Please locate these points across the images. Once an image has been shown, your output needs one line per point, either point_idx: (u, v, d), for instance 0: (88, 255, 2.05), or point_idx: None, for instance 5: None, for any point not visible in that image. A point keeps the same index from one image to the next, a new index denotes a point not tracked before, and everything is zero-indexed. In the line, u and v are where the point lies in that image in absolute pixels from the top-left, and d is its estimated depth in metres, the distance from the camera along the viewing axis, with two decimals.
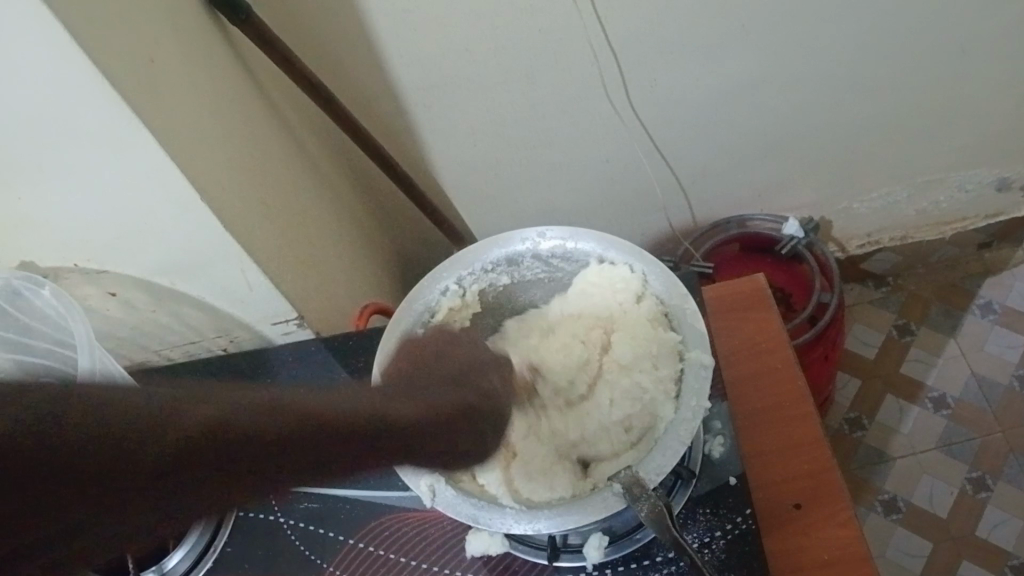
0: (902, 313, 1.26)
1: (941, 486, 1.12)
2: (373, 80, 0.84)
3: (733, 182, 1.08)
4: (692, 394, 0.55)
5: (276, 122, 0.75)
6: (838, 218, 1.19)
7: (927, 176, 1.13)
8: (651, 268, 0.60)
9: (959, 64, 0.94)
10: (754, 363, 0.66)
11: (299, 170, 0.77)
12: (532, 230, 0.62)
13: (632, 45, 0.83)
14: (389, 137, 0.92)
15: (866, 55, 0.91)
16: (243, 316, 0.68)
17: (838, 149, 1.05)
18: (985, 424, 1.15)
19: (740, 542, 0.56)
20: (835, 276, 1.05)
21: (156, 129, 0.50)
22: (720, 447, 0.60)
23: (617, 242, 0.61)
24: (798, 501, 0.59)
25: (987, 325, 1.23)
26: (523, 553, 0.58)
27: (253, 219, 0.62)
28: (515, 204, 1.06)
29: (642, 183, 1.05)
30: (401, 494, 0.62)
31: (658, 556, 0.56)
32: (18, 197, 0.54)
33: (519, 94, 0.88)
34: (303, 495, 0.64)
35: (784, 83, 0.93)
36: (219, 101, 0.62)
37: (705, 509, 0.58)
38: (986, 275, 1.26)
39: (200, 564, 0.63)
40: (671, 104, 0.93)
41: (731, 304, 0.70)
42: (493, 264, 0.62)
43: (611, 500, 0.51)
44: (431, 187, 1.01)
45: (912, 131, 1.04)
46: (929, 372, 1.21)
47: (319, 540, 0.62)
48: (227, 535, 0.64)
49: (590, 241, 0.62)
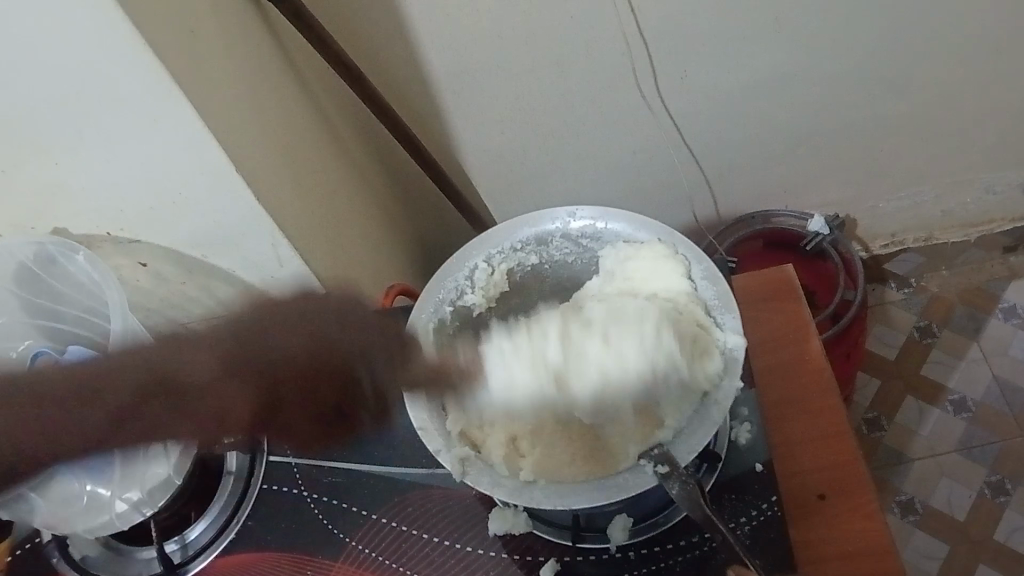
0: (925, 314, 1.25)
1: (961, 489, 1.12)
2: (404, 64, 0.84)
3: (759, 176, 1.08)
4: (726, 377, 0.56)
5: (308, 101, 0.76)
6: (863, 216, 1.19)
7: (954, 177, 1.12)
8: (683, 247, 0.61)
9: (993, 64, 0.94)
10: (780, 354, 0.66)
11: (328, 148, 0.78)
12: (563, 210, 0.64)
13: (662, 35, 0.83)
14: (418, 122, 0.92)
15: (899, 52, 0.90)
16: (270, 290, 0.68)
17: (868, 147, 1.05)
18: (1007, 428, 1.14)
19: (766, 527, 0.57)
20: (860, 273, 1.05)
21: (194, 101, 0.50)
22: (746, 434, 0.61)
23: (647, 223, 0.62)
24: (823, 491, 0.59)
25: (1011, 329, 1.22)
26: (546, 533, 0.58)
27: (286, 195, 0.63)
28: (540, 191, 1.06)
29: (668, 175, 1.05)
30: (425, 472, 0.63)
31: (682, 541, 0.56)
32: (54, 162, 0.54)
33: (549, 81, 0.87)
34: (328, 470, 0.64)
35: (816, 78, 0.92)
36: (256, 76, 0.63)
37: (731, 494, 0.59)
38: (1012, 279, 1.25)
39: (222, 536, 0.62)
40: (701, 96, 0.92)
41: (758, 295, 0.70)
42: (523, 243, 0.64)
43: (638, 480, 0.53)
44: (457, 174, 1.01)
45: (943, 131, 1.03)
46: (950, 374, 1.20)
47: (341, 514, 0.62)
48: (250, 509, 0.64)
49: (620, 222, 0.63)
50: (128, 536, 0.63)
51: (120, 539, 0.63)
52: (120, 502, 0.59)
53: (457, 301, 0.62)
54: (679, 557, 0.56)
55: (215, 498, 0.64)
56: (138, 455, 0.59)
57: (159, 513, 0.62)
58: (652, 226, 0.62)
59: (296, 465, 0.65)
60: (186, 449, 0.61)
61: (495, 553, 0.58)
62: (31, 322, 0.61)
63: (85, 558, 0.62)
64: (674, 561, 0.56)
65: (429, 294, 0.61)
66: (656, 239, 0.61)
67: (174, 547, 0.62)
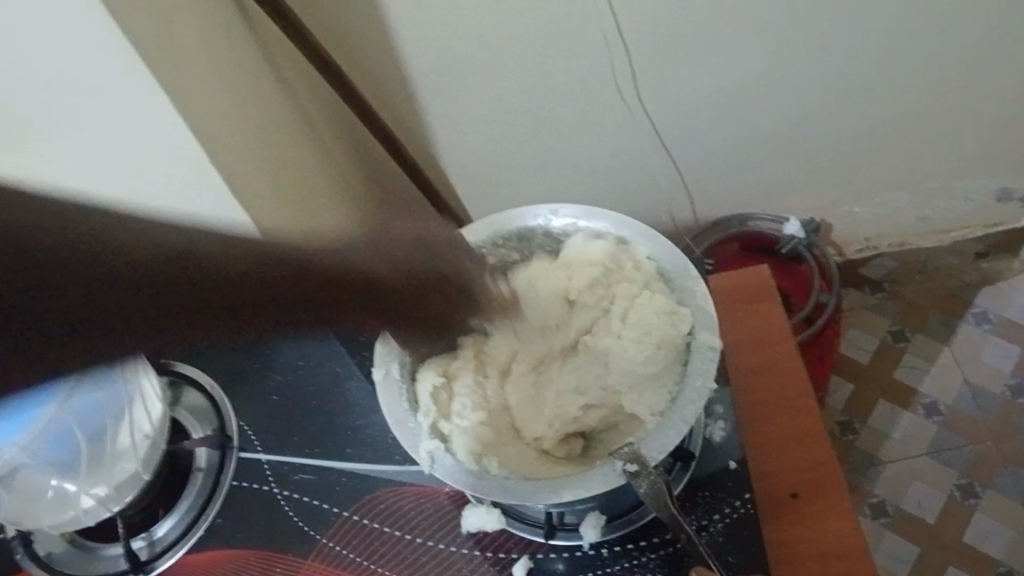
0: (899, 319, 1.26)
1: (932, 492, 1.13)
2: (383, 60, 0.83)
3: (737, 180, 1.08)
4: (699, 374, 0.54)
5: (284, 94, 0.75)
6: (840, 221, 1.19)
7: (928, 184, 1.13)
8: (660, 250, 0.60)
9: (967, 71, 0.95)
10: (756, 354, 0.66)
11: (306, 144, 0.77)
12: (546, 207, 0.62)
13: (644, 36, 0.83)
14: (397, 119, 0.92)
15: (874, 58, 0.91)
16: None
17: (843, 152, 1.05)
18: (977, 432, 1.16)
19: (739, 525, 0.57)
20: (835, 278, 1.06)
21: (168, 86, 0.50)
22: (721, 431, 0.62)
23: (627, 224, 0.61)
24: (797, 490, 0.59)
25: (983, 335, 1.23)
26: (519, 530, 0.58)
27: (261, 187, 0.62)
28: (519, 192, 1.05)
29: (646, 177, 1.05)
30: (399, 468, 0.63)
31: (655, 537, 0.57)
32: None
33: (527, 81, 0.87)
34: (300, 467, 0.64)
35: (792, 82, 0.93)
36: (232, 64, 0.62)
37: (704, 491, 0.59)
38: (982, 286, 1.27)
39: (189, 535, 0.62)
40: (680, 97, 0.92)
41: (735, 295, 0.70)
42: (505, 239, 0.62)
43: (604, 478, 0.51)
44: (436, 173, 1.01)
45: (917, 138, 1.04)
46: (923, 379, 1.21)
47: (313, 511, 0.62)
48: (218, 507, 0.63)
49: (605, 221, 0.62)
50: (93, 532, 0.63)
51: (86, 536, 0.62)
52: (86, 497, 0.60)
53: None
54: (652, 555, 0.56)
55: (184, 494, 0.63)
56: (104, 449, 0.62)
57: (125, 509, 0.62)
58: (631, 227, 0.61)
59: (266, 462, 0.65)
60: (153, 446, 0.62)
61: (467, 551, 0.58)
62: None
63: (50, 554, 0.62)
64: (648, 558, 0.56)
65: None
66: (636, 241, 0.61)
67: (141, 544, 0.61)
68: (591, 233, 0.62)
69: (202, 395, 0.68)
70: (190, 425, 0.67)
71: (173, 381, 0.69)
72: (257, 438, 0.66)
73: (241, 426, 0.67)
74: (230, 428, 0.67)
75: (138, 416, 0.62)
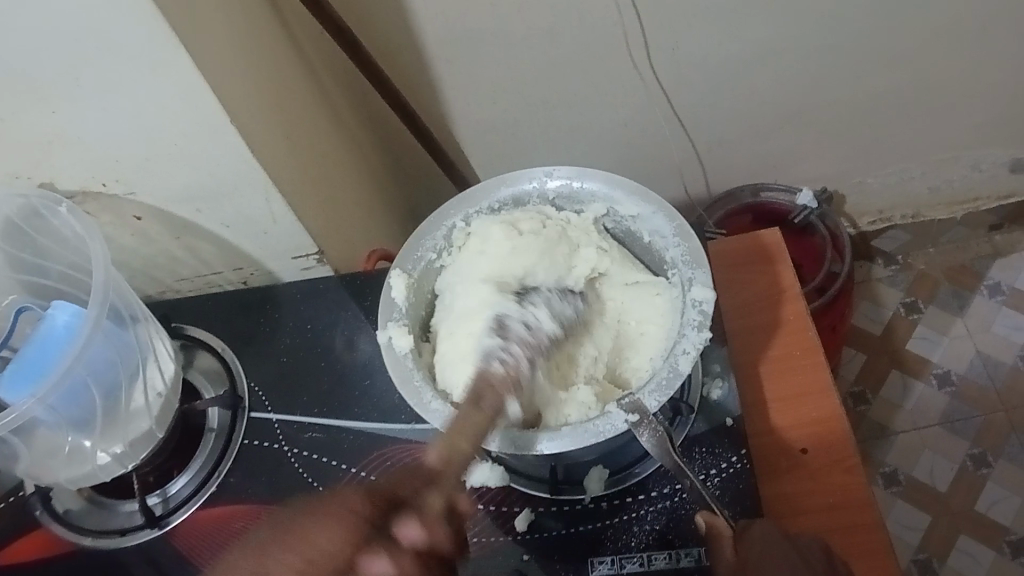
0: (911, 291, 1.26)
1: (943, 461, 1.13)
2: (398, 29, 0.84)
3: (750, 151, 1.08)
4: (694, 327, 0.57)
5: (299, 60, 0.76)
6: (851, 192, 1.20)
7: (941, 154, 1.13)
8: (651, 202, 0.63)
9: (983, 40, 0.95)
10: (762, 316, 0.67)
11: (319, 110, 0.78)
12: (541, 169, 0.66)
13: (656, 3, 0.83)
14: (410, 87, 0.92)
15: (887, 28, 0.91)
16: (274, 268, 0.73)
17: (856, 121, 1.05)
18: (989, 403, 1.16)
19: (735, 478, 0.58)
20: (847, 249, 1.07)
21: (190, 47, 0.51)
22: (718, 389, 0.62)
23: (618, 180, 0.64)
24: (805, 446, 0.60)
25: (995, 306, 1.23)
26: (523, 487, 0.60)
27: (277, 149, 0.64)
28: (531, 163, 1.06)
29: (659, 148, 1.06)
30: (405, 428, 0.65)
31: (653, 492, 0.59)
32: (53, 110, 0.54)
33: (540, 51, 0.88)
34: (308, 425, 0.66)
35: (807, 51, 0.93)
36: (248, 21, 0.63)
37: (701, 447, 0.60)
38: (995, 257, 1.26)
39: (203, 490, 0.64)
40: (691, 67, 0.93)
41: (737, 259, 0.71)
42: (501, 204, 0.66)
43: (608, 426, 0.53)
44: (449, 143, 1.01)
45: (930, 110, 1.05)
46: (935, 349, 1.21)
47: (321, 467, 0.64)
48: (231, 463, 0.65)
49: (596, 181, 0.65)
50: (109, 490, 0.65)
51: (103, 495, 0.65)
52: (102, 454, 0.61)
53: (437, 260, 0.65)
54: (650, 508, 0.58)
55: (197, 452, 0.66)
56: (119, 411, 0.61)
57: (140, 466, 0.64)
58: (623, 180, 0.64)
59: (276, 421, 0.67)
60: (165, 404, 0.64)
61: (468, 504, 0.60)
62: (14, 275, 0.64)
63: (67, 512, 0.64)
64: (646, 511, 0.58)
65: (407, 253, 0.64)
66: (628, 196, 0.64)
67: (156, 500, 0.64)
68: (584, 193, 0.65)
69: (214, 358, 0.71)
70: (203, 388, 0.69)
71: (185, 344, 0.72)
72: (267, 398, 0.68)
73: (252, 387, 0.69)
74: (241, 389, 0.69)
75: (152, 374, 0.64)
